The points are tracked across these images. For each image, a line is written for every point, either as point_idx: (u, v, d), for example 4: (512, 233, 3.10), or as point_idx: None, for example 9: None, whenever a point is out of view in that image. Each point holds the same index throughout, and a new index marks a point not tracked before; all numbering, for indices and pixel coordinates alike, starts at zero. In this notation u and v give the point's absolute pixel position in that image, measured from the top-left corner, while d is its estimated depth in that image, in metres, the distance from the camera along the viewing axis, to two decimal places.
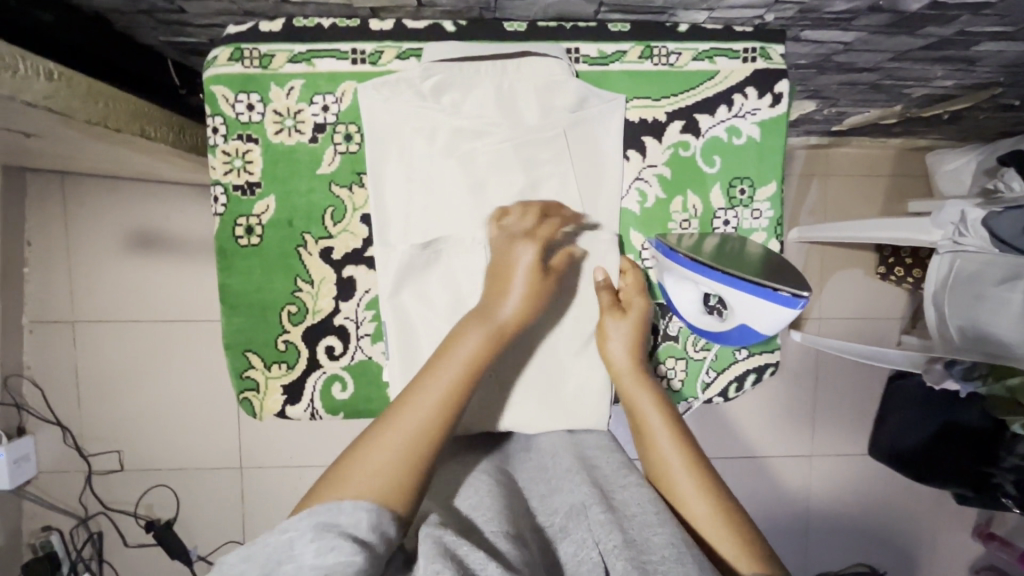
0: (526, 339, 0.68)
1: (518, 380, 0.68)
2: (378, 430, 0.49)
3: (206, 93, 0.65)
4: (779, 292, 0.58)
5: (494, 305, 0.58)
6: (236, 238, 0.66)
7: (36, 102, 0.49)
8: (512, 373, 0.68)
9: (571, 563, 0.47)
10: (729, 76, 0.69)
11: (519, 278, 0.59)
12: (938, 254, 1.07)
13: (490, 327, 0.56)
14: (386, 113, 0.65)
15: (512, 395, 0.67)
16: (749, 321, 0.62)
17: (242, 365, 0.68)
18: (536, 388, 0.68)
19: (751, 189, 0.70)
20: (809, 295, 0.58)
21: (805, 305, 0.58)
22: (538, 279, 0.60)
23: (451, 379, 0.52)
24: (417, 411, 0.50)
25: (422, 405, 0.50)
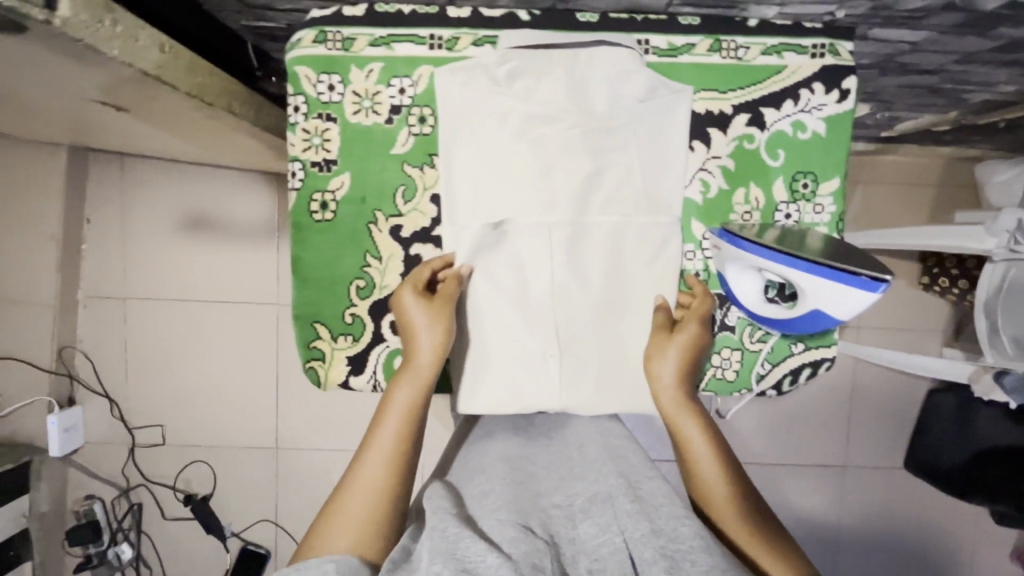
0: (586, 321, 0.69)
1: (576, 361, 0.69)
2: (346, 483, 0.55)
3: (290, 73, 0.68)
4: (859, 275, 0.56)
5: (411, 352, 0.62)
6: (311, 213, 0.69)
7: (150, 71, 0.52)
8: (571, 354, 0.69)
9: (590, 547, 0.50)
10: (797, 71, 0.69)
11: (422, 319, 0.62)
12: (990, 262, 1.06)
13: (417, 373, 0.61)
14: (461, 98, 0.67)
15: (570, 375, 0.69)
16: (823, 306, 0.60)
17: (310, 336, 0.71)
18: (594, 369, 0.69)
19: (814, 183, 0.71)
20: (893, 278, 0.55)
21: (888, 287, 0.55)
22: (439, 316, 0.63)
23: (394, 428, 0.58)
24: (373, 460, 0.56)
25: (375, 453, 0.56)
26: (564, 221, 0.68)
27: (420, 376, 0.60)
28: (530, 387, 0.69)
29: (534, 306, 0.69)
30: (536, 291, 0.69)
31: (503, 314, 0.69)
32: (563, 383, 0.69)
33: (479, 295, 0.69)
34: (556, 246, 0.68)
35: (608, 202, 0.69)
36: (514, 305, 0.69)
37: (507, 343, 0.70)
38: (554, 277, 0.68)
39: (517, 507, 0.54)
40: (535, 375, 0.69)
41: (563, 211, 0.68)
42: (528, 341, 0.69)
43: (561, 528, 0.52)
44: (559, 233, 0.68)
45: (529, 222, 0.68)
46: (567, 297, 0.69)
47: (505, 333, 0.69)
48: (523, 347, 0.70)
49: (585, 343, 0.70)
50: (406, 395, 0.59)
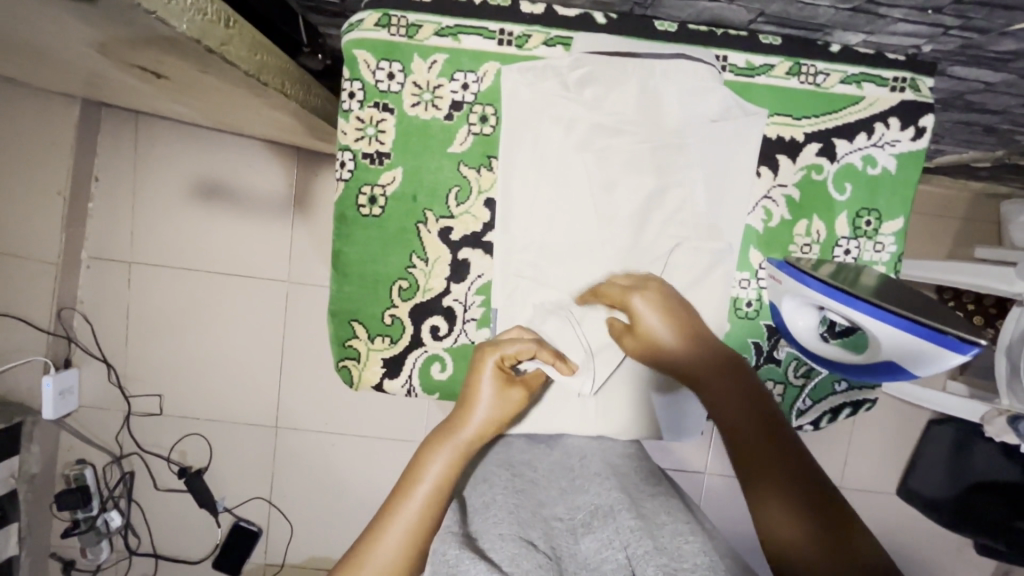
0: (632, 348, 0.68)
1: (617, 385, 0.69)
2: (363, 550, 0.48)
3: (347, 57, 0.64)
4: (947, 334, 0.53)
5: (461, 420, 0.56)
6: (358, 207, 0.66)
7: (215, 48, 0.48)
8: (611, 378, 0.68)
9: (592, 561, 0.47)
10: (875, 103, 0.67)
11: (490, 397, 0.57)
12: (1019, 306, 1.05)
13: (459, 444, 0.55)
14: (527, 99, 0.64)
15: (609, 401, 0.68)
16: (894, 356, 0.58)
17: (346, 334, 0.68)
18: (634, 397, 0.69)
19: (878, 221, 0.69)
20: (986, 342, 0.52)
21: (980, 350, 0.52)
22: (505, 403, 0.58)
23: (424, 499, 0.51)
24: (396, 529, 0.49)
25: (402, 518, 0.50)
26: (621, 240, 0.66)
27: (462, 447, 0.55)
28: (568, 408, 0.68)
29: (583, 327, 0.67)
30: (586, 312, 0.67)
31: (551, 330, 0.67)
32: (602, 408, 0.68)
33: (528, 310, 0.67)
34: (609, 266, 0.66)
35: (667, 223, 0.66)
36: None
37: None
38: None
39: (519, 521, 0.50)
40: (574, 398, 0.68)
41: (620, 230, 0.66)
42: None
43: (562, 541, 0.49)
44: (613, 253, 0.66)
45: (582, 238, 0.66)
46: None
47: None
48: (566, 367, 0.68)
49: (627, 368, 0.69)
50: (438, 464, 0.53)
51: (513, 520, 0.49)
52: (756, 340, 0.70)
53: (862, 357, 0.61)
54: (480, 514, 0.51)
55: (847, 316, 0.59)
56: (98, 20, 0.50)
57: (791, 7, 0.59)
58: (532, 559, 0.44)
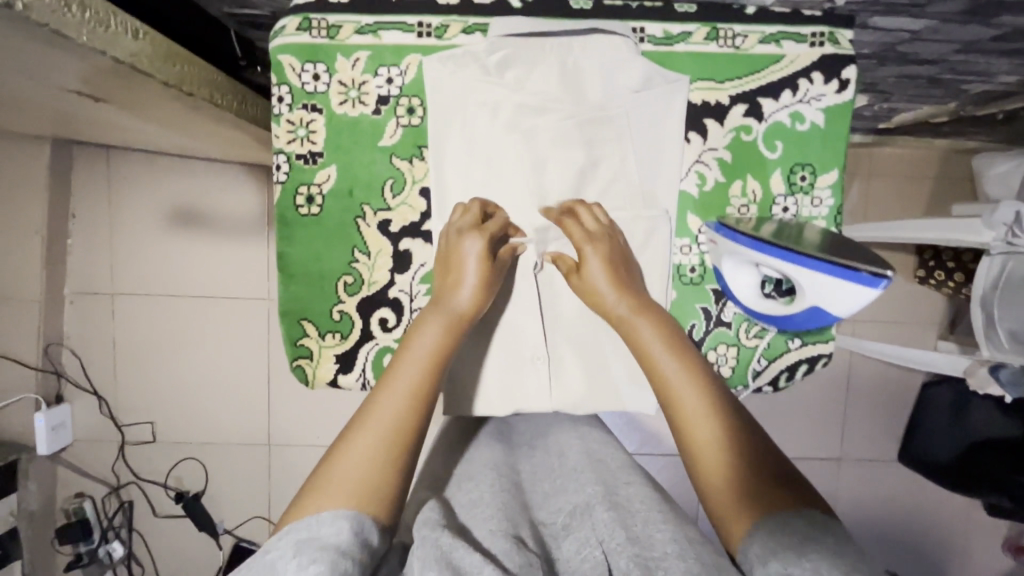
0: (578, 321, 0.69)
1: (567, 358, 0.69)
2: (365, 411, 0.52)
3: (273, 62, 0.65)
4: (859, 271, 0.53)
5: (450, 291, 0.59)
6: (297, 207, 0.67)
7: (125, 59, 0.50)
8: (560, 351, 0.69)
9: (573, 561, 0.49)
10: (796, 60, 0.68)
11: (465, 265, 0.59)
12: (988, 255, 1.05)
13: (447, 315, 0.58)
14: (451, 87, 0.65)
15: (561, 375, 0.69)
16: (821, 302, 0.58)
17: (297, 334, 0.69)
18: (585, 369, 0.69)
19: (813, 175, 0.69)
20: (894, 275, 0.52)
21: (889, 285, 0.52)
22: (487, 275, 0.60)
23: (417, 370, 0.54)
24: (394, 394, 0.52)
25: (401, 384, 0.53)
26: (557, 217, 0.67)
27: (450, 323, 0.57)
28: (520, 385, 0.69)
29: (526, 306, 0.68)
30: (528, 291, 0.68)
31: (498, 312, 0.68)
32: (554, 383, 0.69)
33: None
34: (546, 242, 0.67)
35: (601, 197, 0.68)
36: (507, 302, 0.68)
37: (500, 340, 0.68)
38: (546, 279, 0.68)
39: (507, 517, 0.51)
40: (526, 375, 0.68)
41: (557, 207, 0.67)
42: (520, 335, 0.68)
43: (548, 543, 0.51)
44: (550, 230, 0.67)
45: (519, 219, 0.67)
46: (557, 296, 0.69)
47: (498, 331, 0.68)
48: (515, 343, 0.69)
49: (577, 339, 0.69)
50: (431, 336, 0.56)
51: (502, 516, 0.51)
52: (703, 305, 0.70)
53: (796, 308, 0.61)
54: (467, 511, 0.53)
55: (776, 268, 0.59)
56: (32, 59, 0.51)
57: None
58: (522, 554, 0.46)
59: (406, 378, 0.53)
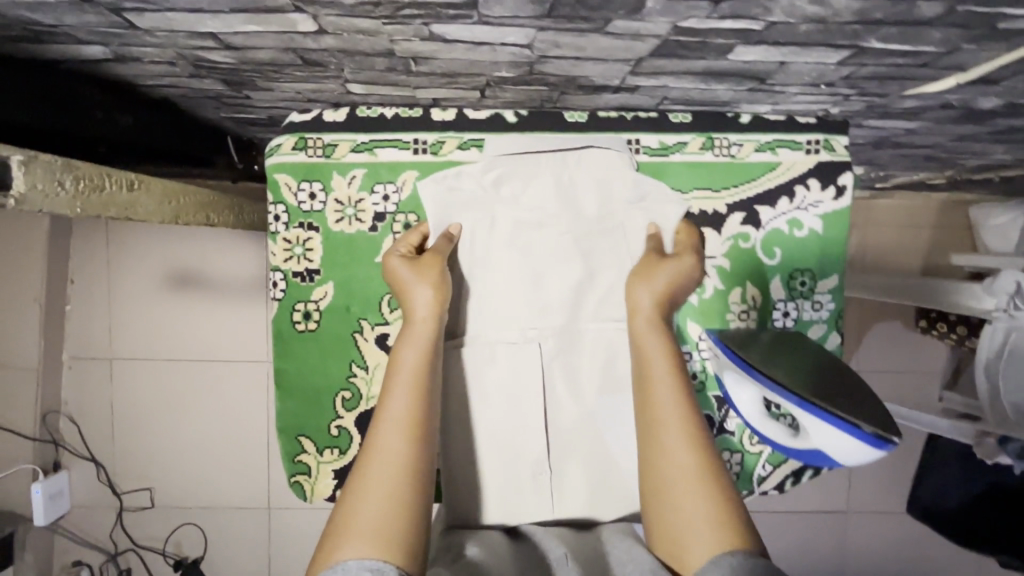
0: (579, 435, 0.67)
1: (569, 470, 0.67)
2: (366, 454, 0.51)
3: (270, 181, 0.65)
4: (864, 430, 0.53)
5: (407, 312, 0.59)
6: (294, 323, 0.67)
7: (119, 214, 0.50)
8: (562, 462, 0.67)
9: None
10: (792, 167, 0.67)
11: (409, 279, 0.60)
12: (991, 324, 1.04)
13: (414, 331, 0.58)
14: (449, 199, 0.65)
15: (563, 487, 0.66)
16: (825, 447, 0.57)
17: (295, 450, 0.68)
18: (588, 481, 0.67)
19: (812, 281, 0.69)
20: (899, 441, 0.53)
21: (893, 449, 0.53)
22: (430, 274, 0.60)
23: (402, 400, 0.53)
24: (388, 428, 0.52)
25: (391, 416, 0.52)
26: (556, 332, 0.67)
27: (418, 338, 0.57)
28: (519, 503, 0.65)
29: (527, 421, 0.66)
30: (530, 406, 0.66)
31: (498, 420, 0.66)
32: (556, 498, 0.66)
33: (475, 411, 0.66)
34: (546, 355, 0.67)
35: (600, 305, 0.67)
36: (506, 417, 0.66)
37: (498, 453, 0.66)
38: (548, 394, 0.67)
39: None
40: (526, 493, 0.66)
41: (555, 320, 0.67)
42: (520, 446, 0.66)
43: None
44: (549, 343, 0.67)
45: (518, 333, 0.66)
46: (559, 407, 0.67)
47: (496, 438, 0.66)
48: (516, 455, 0.66)
49: (581, 451, 0.67)
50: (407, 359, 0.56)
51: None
52: (706, 412, 0.69)
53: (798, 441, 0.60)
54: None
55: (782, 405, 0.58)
56: None
57: (691, 91, 0.61)
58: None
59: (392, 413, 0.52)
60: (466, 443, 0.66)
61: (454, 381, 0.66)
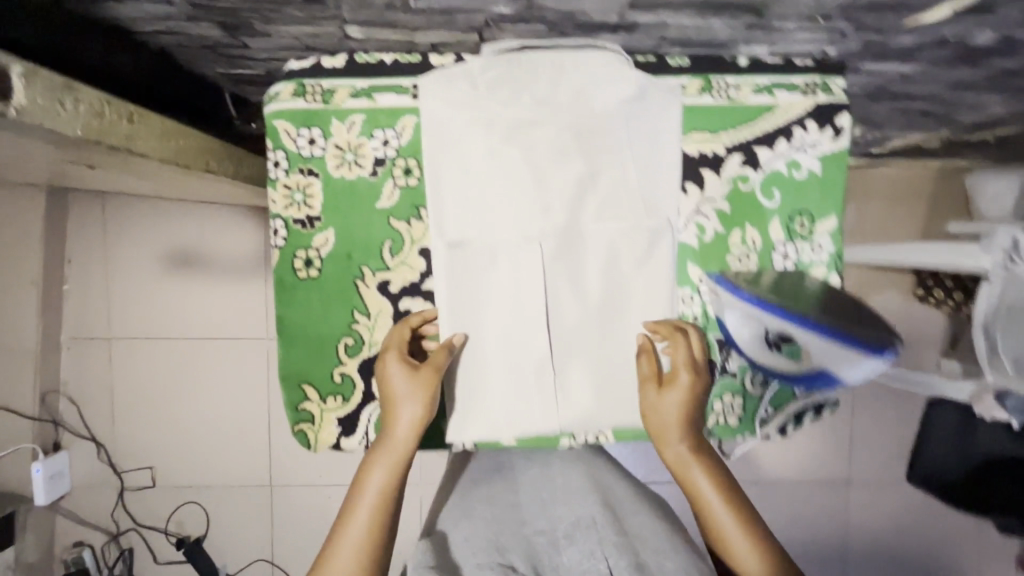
0: (581, 339, 0.67)
1: (572, 371, 0.67)
2: (333, 537, 0.58)
3: (269, 128, 0.65)
4: (866, 339, 0.55)
5: (390, 428, 0.61)
6: (295, 270, 0.66)
7: (119, 144, 0.49)
8: (565, 367, 0.67)
9: (576, 570, 0.59)
10: (790, 110, 0.68)
11: (401, 395, 0.61)
12: (988, 282, 1.04)
13: (394, 451, 0.60)
14: (446, 109, 0.64)
15: (567, 390, 0.67)
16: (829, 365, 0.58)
17: (298, 398, 0.68)
18: (591, 385, 0.67)
19: (811, 222, 0.69)
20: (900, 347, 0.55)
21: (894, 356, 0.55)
22: (419, 390, 0.61)
23: (371, 507, 0.58)
24: (350, 543, 0.57)
25: (353, 534, 0.57)
26: (556, 235, 0.66)
27: (395, 453, 0.60)
28: (523, 405, 0.67)
29: (530, 327, 0.66)
30: (531, 311, 0.66)
31: (501, 325, 0.66)
32: (560, 401, 0.67)
33: (479, 320, 0.66)
34: (547, 258, 0.66)
35: (601, 210, 0.66)
36: (510, 324, 0.66)
37: (503, 360, 0.67)
38: (550, 297, 0.66)
39: (500, 548, 0.61)
40: (530, 396, 0.67)
41: (556, 221, 0.66)
42: (525, 350, 0.66)
43: (545, 556, 0.62)
44: (549, 244, 0.66)
45: (518, 235, 0.66)
46: (562, 311, 0.67)
47: (500, 344, 0.66)
48: (520, 359, 0.67)
49: (583, 353, 0.67)
50: (379, 476, 0.59)
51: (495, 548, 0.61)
52: (709, 355, 0.70)
53: (800, 366, 0.60)
54: (461, 549, 0.63)
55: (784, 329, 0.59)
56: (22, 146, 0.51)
57: (689, 30, 0.62)
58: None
59: (364, 513, 0.58)
60: (471, 359, 0.67)
61: (457, 287, 0.66)
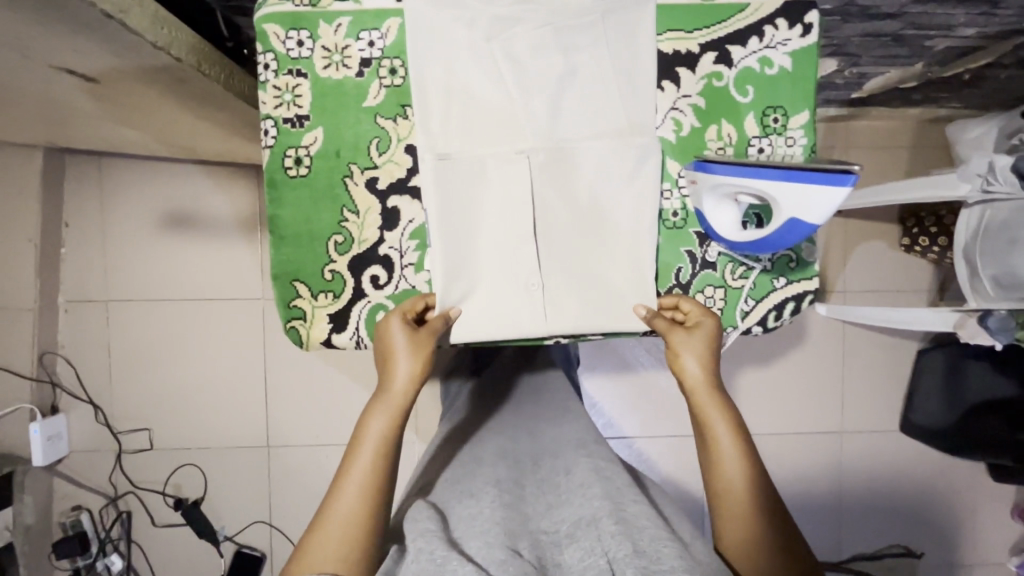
0: (566, 235, 0.70)
1: (559, 271, 0.70)
2: (331, 495, 0.56)
3: (258, 32, 0.67)
4: (823, 172, 0.57)
5: (388, 380, 0.61)
6: (286, 169, 0.69)
7: (113, 13, 0.56)
8: (554, 275, 0.70)
9: (577, 569, 0.50)
10: (760, 9, 0.70)
11: (400, 348, 0.63)
12: (967, 208, 1.10)
13: (391, 400, 0.60)
14: (428, 7, 0.66)
15: (555, 291, 0.70)
16: (797, 212, 0.59)
17: (290, 295, 0.71)
18: (574, 281, 0.70)
19: (785, 117, 0.71)
20: (859, 169, 0.55)
21: (856, 179, 0.55)
22: (418, 347, 0.63)
23: (370, 455, 0.58)
24: (350, 490, 0.56)
25: (354, 479, 0.57)
26: (538, 133, 0.69)
27: (393, 402, 0.60)
28: (513, 307, 0.70)
29: (518, 221, 0.69)
30: (521, 215, 0.69)
31: (495, 234, 0.69)
32: (547, 292, 0.70)
33: (469, 215, 0.69)
34: (537, 170, 0.69)
35: (580, 105, 0.69)
36: (499, 219, 0.69)
37: (496, 267, 0.70)
38: (537, 194, 0.69)
39: (506, 533, 0.53)
40: (520, 297, 0.70)
41: (540, 124, 0.69)
42: (517, 260, 0.70)
43: (549, 551, 0.54)
44: (540, 156, 0.69)
45: (510, 148, 0.69)
46: (549, 212, 0.70)
47: (494, 252, 0.70)
48: (513, 269, 0.70)
49: (571, 255, 0.70)
50: (379, 423, 0.59)
51: (501, 531, 0.53)
52: (688, 248, 0.73)
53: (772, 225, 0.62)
54: (465, 523, 0.55)
55: (750, 190, 0.62)
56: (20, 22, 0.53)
57: None
58: (517, 567, 0.48)
59: (363, 464, 0.57)
60: (461, 254, 0.69)
61: (453, 195, 0.68)
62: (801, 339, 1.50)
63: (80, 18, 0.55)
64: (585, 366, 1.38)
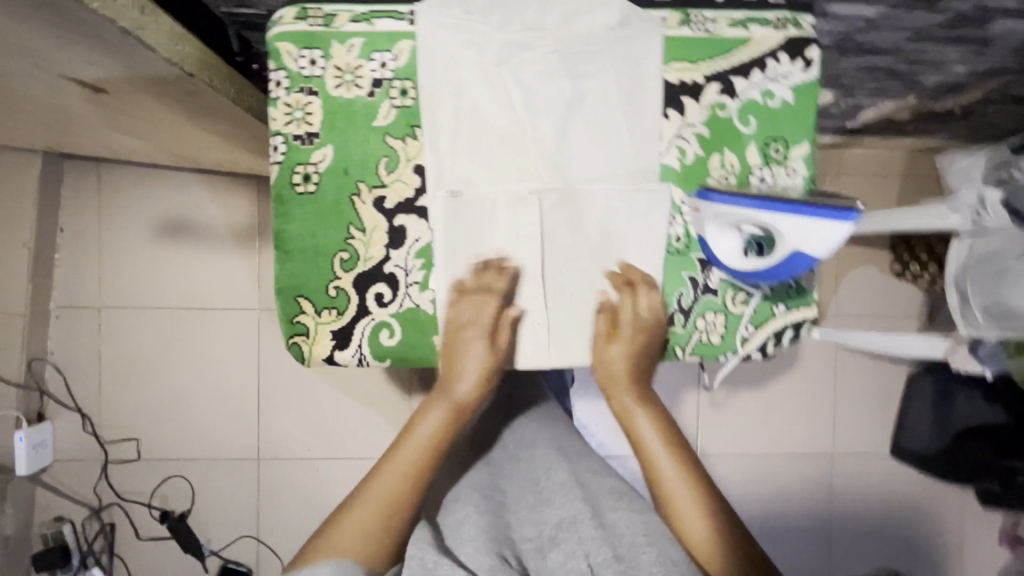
0: (571, 259, 0.71)
1: (563, 301, 0.72)
2: (369, 481, 0.60)
3: (272, 49, 0.68)
4: (828, 208, 0.58)
5: (454, 381, 0.67)
6: (294, 185, 0.69)
7: (132, 30, 0.56)
8: (557, 309, 0.72)
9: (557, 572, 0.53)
10: (763, 43, 0.72)
11: (468, 353, 0.68)
12: (959, 237, 1.13)
13: (454, 402, 0.65)
14: (440, 31, 0.67)
15: (558, 321, 0.72)
16: (800, 244, 0.61)
17: (294, 310, 0.71)
18: (577, 309, 0.72)
19: (785, 148, 0.73)
20: (863, 207, 0.57)
21: (859, 216, 0.57)
22: (487, 356, 0.68)
23: (419, 448, 0.62)
24: (388, 477, 0.59)
25: (401, 466, 0.60)
26: (545, 158, 0.70)
27: (455, 404, 0.65)
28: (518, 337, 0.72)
29: (524, 243, 0.70)
30: (526, 247, 0.70)
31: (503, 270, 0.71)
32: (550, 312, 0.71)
33: (476, 248, 0.70)
34: (548, 209, 0.70)
35: (587, 131, 0.70)
36: (506, 250, 0.70)
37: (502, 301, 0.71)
38: (543, 217, 0.70)
39: (490, 539, 0.53)
40: (524, 327, 0.71)
41: (547, 152, 0.70)
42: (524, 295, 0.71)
43: (530, 558, 0.55)
44: (552, 196, 0.70)
45: (522, 185, 0.70)
46: (555, 241, 0.71)
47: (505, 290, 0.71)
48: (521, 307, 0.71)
49: (575, 284, 0.72)
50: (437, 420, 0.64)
51: (485, 539, 0.53)
52: (690, 273, 0.73)
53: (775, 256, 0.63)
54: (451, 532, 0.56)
55: (755, 221, 0.63)
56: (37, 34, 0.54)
57: None
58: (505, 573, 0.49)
59: (410, 454, 0.61)
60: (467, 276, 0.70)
61: (464, 232, 0.70)
62: (793, 360, 1.51)
63: (97, 31, 0.55)
64: (579, 385, 1.38)
